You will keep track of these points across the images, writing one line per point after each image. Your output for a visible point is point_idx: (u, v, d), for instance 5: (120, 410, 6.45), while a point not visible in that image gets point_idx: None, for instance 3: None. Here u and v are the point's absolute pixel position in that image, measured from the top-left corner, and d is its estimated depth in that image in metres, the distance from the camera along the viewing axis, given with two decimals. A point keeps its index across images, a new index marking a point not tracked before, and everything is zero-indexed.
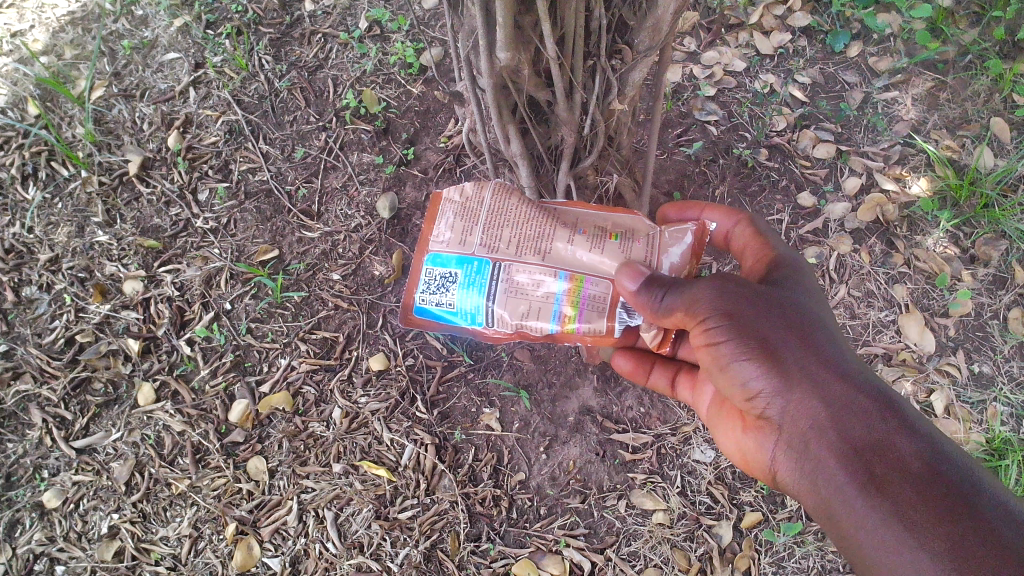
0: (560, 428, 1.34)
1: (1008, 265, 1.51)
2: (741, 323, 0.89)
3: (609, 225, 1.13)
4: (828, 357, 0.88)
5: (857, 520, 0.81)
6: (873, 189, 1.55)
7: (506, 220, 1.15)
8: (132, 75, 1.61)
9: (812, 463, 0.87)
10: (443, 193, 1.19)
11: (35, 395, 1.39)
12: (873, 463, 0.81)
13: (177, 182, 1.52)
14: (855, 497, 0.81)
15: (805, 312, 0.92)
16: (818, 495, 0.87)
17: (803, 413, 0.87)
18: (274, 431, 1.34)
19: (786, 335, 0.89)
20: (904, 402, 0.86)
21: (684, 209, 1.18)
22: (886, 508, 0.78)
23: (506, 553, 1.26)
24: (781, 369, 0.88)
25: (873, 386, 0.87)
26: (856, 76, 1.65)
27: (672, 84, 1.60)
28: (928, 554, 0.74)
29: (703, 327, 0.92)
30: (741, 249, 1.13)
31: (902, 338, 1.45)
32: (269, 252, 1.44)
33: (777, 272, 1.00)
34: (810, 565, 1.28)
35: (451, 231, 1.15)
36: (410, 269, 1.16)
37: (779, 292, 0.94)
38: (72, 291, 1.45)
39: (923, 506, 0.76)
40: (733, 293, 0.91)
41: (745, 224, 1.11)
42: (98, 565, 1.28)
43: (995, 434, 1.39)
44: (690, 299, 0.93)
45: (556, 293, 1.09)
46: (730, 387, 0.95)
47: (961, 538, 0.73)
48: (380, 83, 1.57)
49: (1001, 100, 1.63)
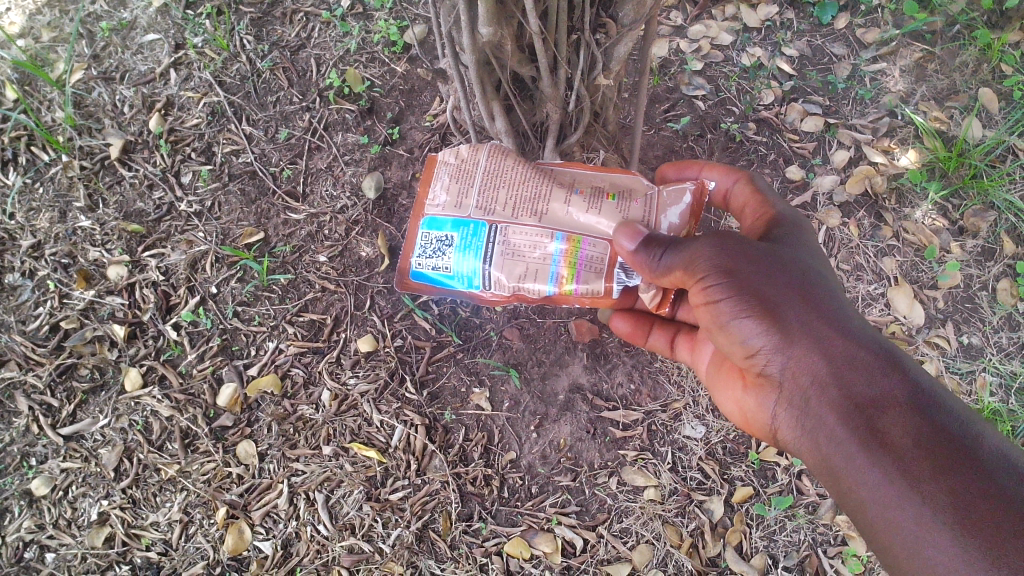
0: (551, 406, 1.34)
1: (996, 237, 1.50)
2: (741, 280, 0.88)
3: (606, 184, 1.13)
4: (829, 314, 0.88)
5: (858, 476, 0.81)
6: (861, 161, 1.54)
7: (503, 181, 1.13)
8: (111, 57, 1.58)
9: (813, 420, 0.87)
10: (437, 155, 1.19)
11: (21, 382, 1.38)
12: (875, 419, 0.81)
13: (160, 165, 1.50)
14: (856, 453, 0.81)
15: (805, 270, 0.92)
16: (819, 452, 0.87)
17: (803, 369, 0.87)
18: (262, 414, 1.34)
19: (787, 293, 0.88)
20: (904, 356, 0.86)
21: (684, 168, 1.18)
22: (888, 464, 0.78)
23: (497, 532, 1.27)
24: (781, 327, 0.87)
25: (874, 342, 0.86)
26: (844, 48, 1.63)
27: (659, 59, 1.58)
28: (929, 508, 0.74)
29: (702, 286, 0.90)
30: (741, 208, 1.12)
31: (892, 312, 1.45)
32: (254, 235, 1.43)
33: (777, 231, 0.99)
34: (801, 538, 1.29)
35: (447, 194, 1.14)
36: (406, 233, 1.16)
37: (778, 250, 0.93)
38: (55, 278, 1.43)
39: (927, 462, 0.76)
40: (732, 250, 0.90)
41: (745, 182, 1.11)
42: (89, 551, 1.28)
43: (984, 404, 1.39)
44: (688, 258, 0.91)
45: (553, 254, 1.08)
46: (730, 346, 0.95)
47: (964, 493, 0.73)
48: (363, 62, 1.55)
49: (990, 70, 1.63)
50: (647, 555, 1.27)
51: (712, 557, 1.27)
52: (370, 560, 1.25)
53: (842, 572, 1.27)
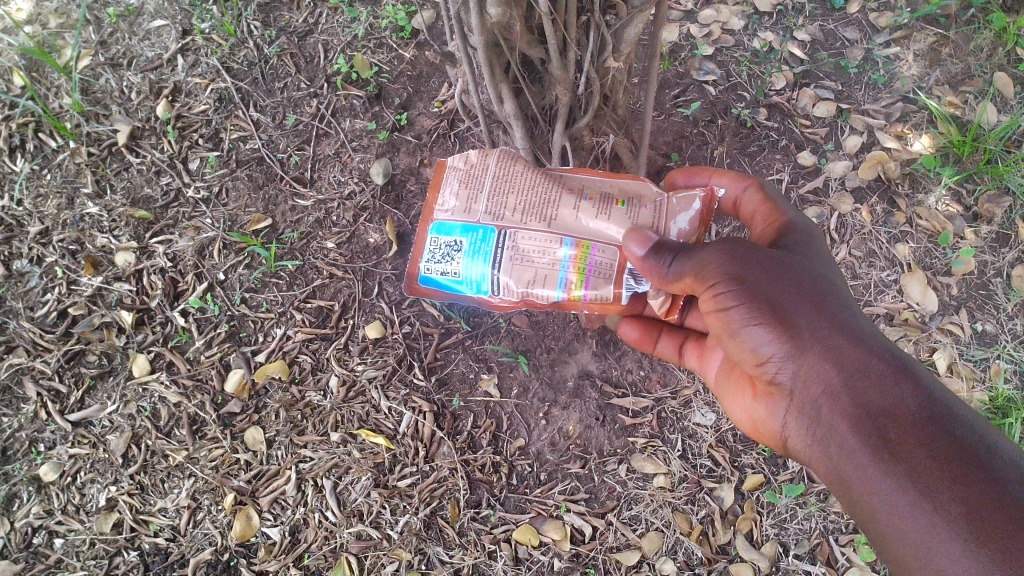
0: (560, 393, 1.33)
1: (1011, 223, 1.48)
2: (752, 287, 0.87)
3: (615, 190, 1.11)
4: (840, 322, 0.87)
5: (870, 487, 0.80)
6: (874, 147, 1.53)
7: (513, 187, 1.12)
8: (118, 43, 1.58)
9: (824, 429, 0.86)
10: (446, 161, 1.17)
11: (29, 368, 1.38)
12: (886, 429, 0.80)
13: (167, 151, 1.50)
14: (867, 462, 0.80)
15: (816, 277, 0.90)
16: (830, 461, 0.86)
17: (815, 378, 0.86)
18: (270, 401, 1.33)
19: (798, 301, 0.87)
20: (918, 365, 0.85)
21: (692, 175, 1.14)
22: (900, 474, 0.77)
23: (506, 519, 1.26)
24: (792, 335, 0.86)
25: (886, 350, 0.85)
26: (857, 33, 1.61)
27: (669, 44, 1.57)
28: (942, 519, 0.73)
29: (712, 293, 0.89)
30: (751, 215, 1.09)
31: (905, 298, 1.43)
32: (262, 221, 1.42)
33: (787, 238, 0.98)
34: (812, 526, 1.28)
35: (457, 199, 1.13)
36: (415, 238, 1.14)
37: (787, 256, 0.91)
38: (63, 264, 1.43)
39: (939, 472, 0.75)
40: (743, 257, 0.89)
41: (755, 189, 1.08)
42: (97, 537, 1.28)
43: (998, 392, 1.37)
44: (699, 264, 0.90)
45: (562, 259, 1.07)
46: (739, 352, 0.93)
47: (978, 504, 0.72)
48: (371, 47, 1.53)
49: (1005, 54, 1.61)
50: (656, 542, 1.26)
51: (723, 544, 1.26)
52: (378, 546, 1.25)
53: (854, 561, 1.26)
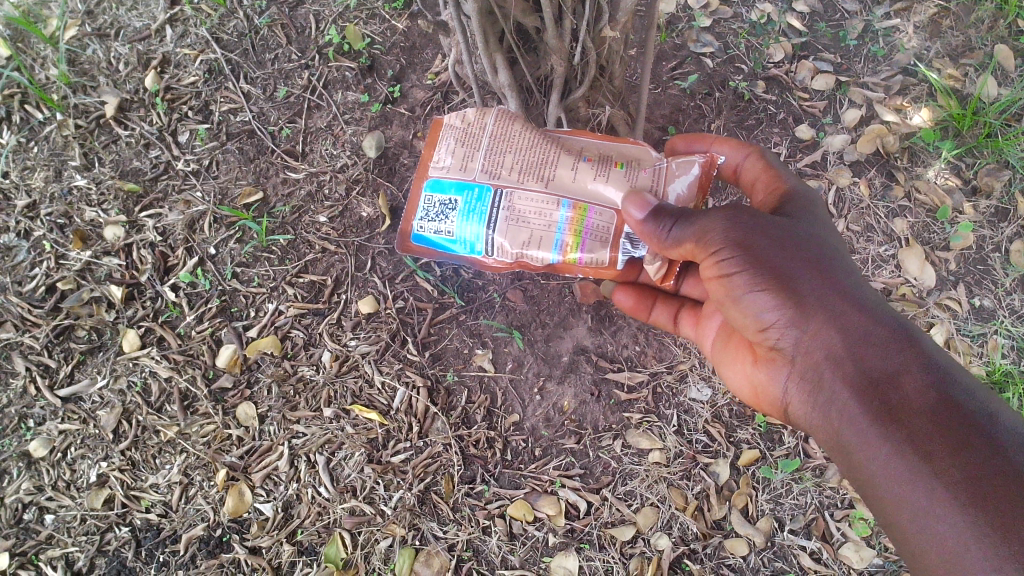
0: (555, 367, 1.32)
1: (1011, 197, 1.47)
2: (755, 254, 0.86)
3: (614, 153, 1.09)
4: (843, 289, 0.86)
5: (869, 452, 0.79)
6: (873, 121, 1.51)
7: (510, 145, 1.09)
8: (105, 13, 1.55)
9: (825, 395, 0.85)
10: (444, 119, 1.14)
11: (18, 343, 1.36)
12: (887, 396, 0.79)
13: (157, 124, 1.47)
14: (868, 429, 0.79)
15: (820, 245, 0.89)
16: (830, 427, 0.85)
17: (818, 345, 0.85)
18: (262, 375, 1.32)
19: (802, 268, 0.86)
20: (921, 332, 0.84)
21: (693, 143, 1.14)
22: (899, 439, 0.76)
23: (501, 495, 1.25)
24: (796, 301, 0.85)
25: (889, 317, 0.84)
26: (856, 4, 1.59)
27: (666, 15, 1.54)
28: (941, 484, 0.72)
29: (714, 259, 0.88)
30: (752, 184, 1.08)
31: (902, 274, 1.42)
32: (253, 195, 1.40)
33: (790, 206, 0.96)
34: (808, 501, 1.27)
35: (452, 157, 1.10)
36: (409, 195, 1.12)
37: (791, 225, 0.91)
38: (51, 238, 1.41)
39: (937, 437, 0.74)
40: (746, 224, 0.87)
41: (756, 157, 1.07)
42: (89, 513, 1.27)
43: (995, 366, 1.37)
44: (700, 231, 0.88)
45: (559, 220, 1.05)
46: (742, 320, 0.92)
47: (977, 468, 0.71)
48: (364, 18, 1.50)
49: (1006, 27, 1.59)
50: (651, 517, 1.25)
51: (718, 520, 1.26)
52: (372, 522, 1.24)
53: (849, 536, 1.25)
